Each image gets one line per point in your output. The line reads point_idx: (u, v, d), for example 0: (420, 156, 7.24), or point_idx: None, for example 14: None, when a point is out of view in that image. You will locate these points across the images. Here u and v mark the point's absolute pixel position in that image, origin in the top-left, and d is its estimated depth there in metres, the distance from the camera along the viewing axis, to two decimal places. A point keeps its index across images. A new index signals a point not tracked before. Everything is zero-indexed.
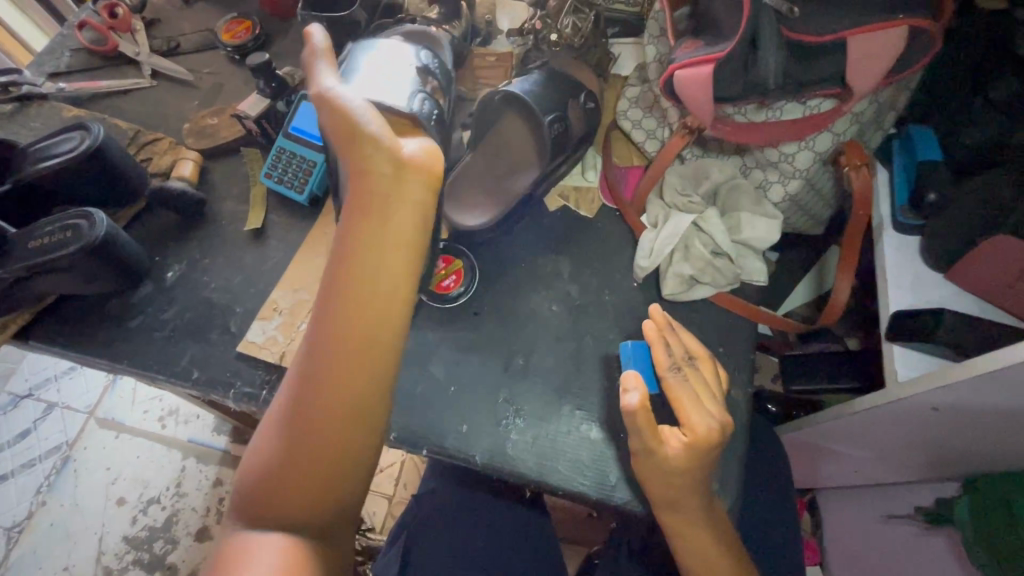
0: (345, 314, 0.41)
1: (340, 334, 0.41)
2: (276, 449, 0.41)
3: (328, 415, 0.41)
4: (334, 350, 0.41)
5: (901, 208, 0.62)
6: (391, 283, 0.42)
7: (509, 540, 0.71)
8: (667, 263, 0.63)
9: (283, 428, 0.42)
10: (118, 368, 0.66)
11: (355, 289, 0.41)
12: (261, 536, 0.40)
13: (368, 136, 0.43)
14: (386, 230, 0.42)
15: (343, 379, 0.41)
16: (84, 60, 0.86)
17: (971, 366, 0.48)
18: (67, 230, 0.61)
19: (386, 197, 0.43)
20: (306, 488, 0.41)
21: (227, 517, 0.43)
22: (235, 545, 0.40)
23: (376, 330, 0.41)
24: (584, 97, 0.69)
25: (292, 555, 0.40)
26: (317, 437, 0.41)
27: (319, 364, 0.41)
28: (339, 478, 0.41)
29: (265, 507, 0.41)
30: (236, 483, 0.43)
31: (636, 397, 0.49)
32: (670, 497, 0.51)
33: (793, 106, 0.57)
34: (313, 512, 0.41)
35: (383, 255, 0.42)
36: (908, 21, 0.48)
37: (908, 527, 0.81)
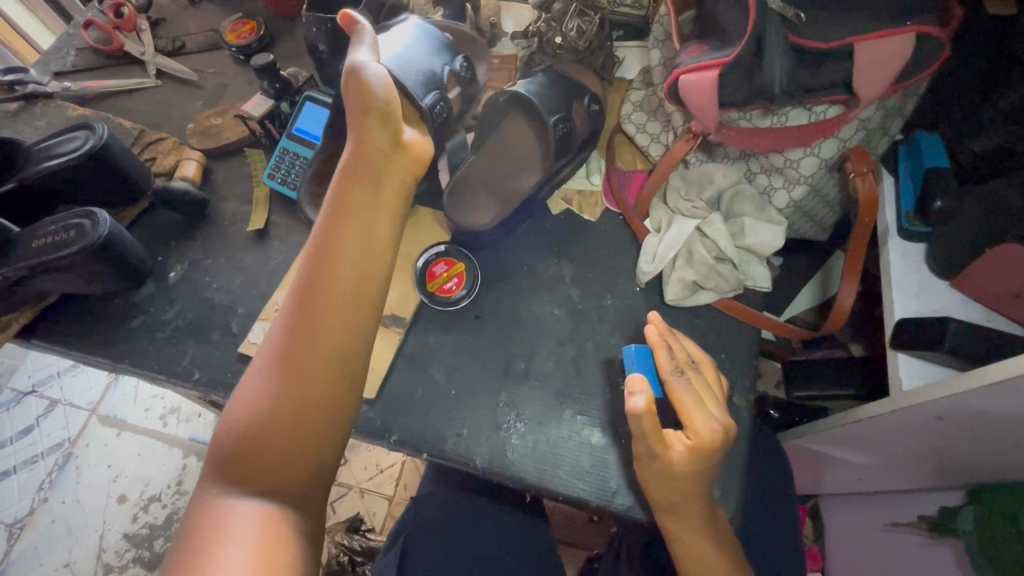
0: (335, 273, 0.43)
1: (329, 292, 0.43)
2: (257, 407, 0.41)
3: (314, 371, 0.42)
4: (321, 308, 0.43)
5: (907, 215, 0.62)
6: (379, 247, 0.45)
7: (509, 544, 0.71)
8: (670, 268, 0.63)
9: (265, 387, 0.42)
10: (120, 368, 0.66)
11: (345, 251, 0.44)
12: (242, 500, 0.39)
13: (376, 108, 0.48)
14: (377, 198, 0.46)
15: (329, 334, 0.42)
16: (90, 59, 0.86)
17: (978, 376, 0.48)
18: (70, 230, 0.61)
19: (379, 169, 0.47)
20: (288, 446, 0.41)
21: (199, 485, 0.40)
22: (211, 511, 0.39)
23: (364, 288, 0.44)
24: (588, 100, 0.68)
25: (275, 516, 0.39)
26: (301, 395, 0.41)
27: (306, 321, 0.42)
28: (321, 437, 0.42)
29: (245, 469, 0.40)
30: (212, 448, 0.41)
31: (642, 400, 0.49)
32: (672, 503, 0.51)
33: (798, 112, 0.56)
34: (295, 473, 0.41)
35: (372, 221, 0.46)
36: (914, 27, 0.48)
37: (910, 536, 0.81)
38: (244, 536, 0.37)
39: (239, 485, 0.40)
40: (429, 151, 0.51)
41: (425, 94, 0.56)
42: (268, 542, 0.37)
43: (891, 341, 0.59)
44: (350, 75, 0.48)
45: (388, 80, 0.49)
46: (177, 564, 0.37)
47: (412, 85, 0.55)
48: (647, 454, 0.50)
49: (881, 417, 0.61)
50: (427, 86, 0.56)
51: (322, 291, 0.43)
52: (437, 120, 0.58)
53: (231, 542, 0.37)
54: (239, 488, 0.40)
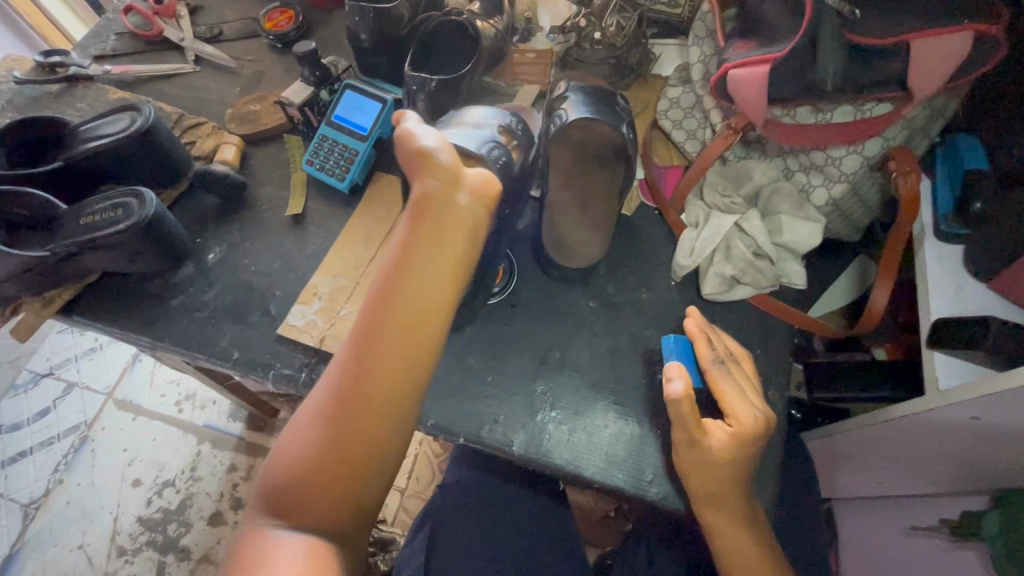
0: (389, 324, 0.42)
1: (382, 343, 0.41)
2: (306, 451, 0.41)
3: (363, 422, 0.41)
4: (372, 358, 0.41)
5: (944, 216, 0.62)
6: (436, 298, 0.43)
7: (532, 532, 0.71)
8: (708, 263, 0.63)
9: (316, 431, 0.41)
10: (158, 347, 0.67)
11: (402, 303, 0.42)
12: (284, 535, 0.40)
13: (434, 156, 0.44)
14: (437, 246, 0.43)
15: (380, 387, 0.41)
16: (128, 44, 0.87)
17: (1014, 378, 0.48)
18: (118, 208, 0.63)
19: (438, 214, 0.43)
20: (333, 491, 0.41)
21: (246, 516, 0.42)
22: (255, 543, 0.40)
23: (416, 343, 0.42)
24: (621, 102, 0.66)
25: (314, 555, 0.39)
26: (348, 444, 0.41)
27: (359, 371, 0.41)
28: (362, 484, 0.41)
29: (290, 505, 0.41)
30: (259, 486, 0.42)
31: (681, 385, 0.51)
32: (712, 490, 0.52)
33: (847, 108, 0.58)
34: (337, 516, 0.41)
35: (428, 271, 0.43)
36: (972, 26, 0.48)
37: (930, 539, 0.80)
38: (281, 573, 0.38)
39: (281, 526, 0.40)
40: (494, 186, 0.46)
41: (480, 146, 0.55)
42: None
43: (928, 341, 0.59)
44: (404, 150, 0.46)
45: (439, 138, 0.46)
46: None
47: (467, 142, 0.55)
48: (686, 440, 0.52)
49: (912, 418, 0.61)
50: (479, 139, 0.55)
51: (376, 342, 0.41)
52: (497, 168, 0.55)
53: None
54: (282, 521, 0.40)
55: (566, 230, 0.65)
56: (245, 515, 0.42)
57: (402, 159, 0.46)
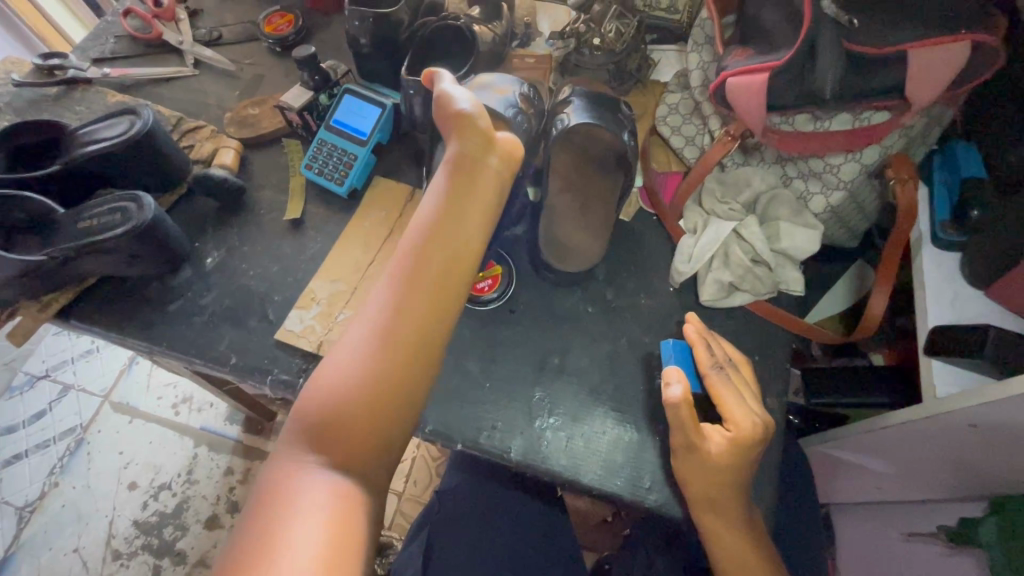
0: (427, 267, 0.48)
1: (421, 283, 0.47)
2: (344, 387, 0.44)
3: (402, 351, 0.45)
4: (412, 292, 0.47)
5: (941, 223, 0.62)
6: (467, 247, 0.49)
7: (529, 537, 0.71)
8: (707, 270, 0.63)
9: (353, 368, 0.45)
10: (155, 350, 0.66)
11: (440, 248, 0.48)
12: (319, 466, 0.42)
13: (470, 116, 0.52)
14: (470, 202, 0.50)
15: (418, 320, 0.46)
16: (128, 47, 0.87)
17: (1011, 386, 0.48)
18: (117, 213, 0.63)
19: (473, 172, 0.51)
20: (368, 424, 0.44)
21: (277, 451, 0.43)
22: (287, 479, 0.41)
23: (451, 280, 0.48)
24: (626, 108, 0.66)
25: (346, 490, 0.41)
26: (385, 379, 0.45)
27: (399, 308, 0.46)
28: (394, 419, 0.45)
29: (324, 441, 0.43)
30: (295, 418, 0.44)
31: (680, 389, 0.51)
32: (710, 497, 0.52)
33: (846, 117, 0.58)
34: (368, 452, 0.44)
35: (462, 222, 0.49)
36: (969, 36, 0.48)
37: (928, 546, 0.80)
38: (317, 504, 0.40)
39: (316, 457, 0.42)
40: (519, 149, 0.54)
41: (505, 108, 0.59)
42: (340, 512, 0.40)
43: (925, 348, 0.59)
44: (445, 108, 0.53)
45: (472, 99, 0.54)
46: (254, 520, 0.39)
47: (494, 103, 0.59)
48: (685, 446, 0.52)
49: (910, 424, 0.61)
50: (506, 102, 0.59)
51: (416, 281, 0.47)
52: (519, 132, 0.59)
53: (304, 509, 0.40)
54: (318, 452, 0.43)
55: (571, 236, 0.66)
56: (275, 451, 0.44)
57: (440, 113, 0.54)
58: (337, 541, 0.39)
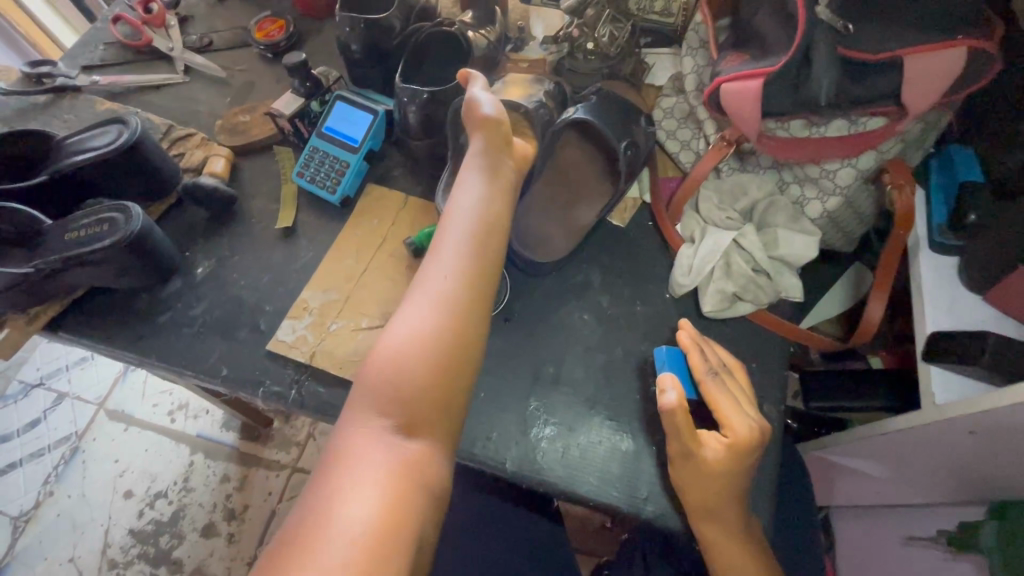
0: (465, 252, 0.49)
1: (461, 266, 0.48)
2: (393, 372, 0.45)
3: (449, 334, 0.46)
4: (451, 277, 0.48)
5: (938, 227, 0.61)
6: (499, 235, 0.52)
7: (527, 548, 0.70)
8: (707, 281, 0.62)
9: (401, 351, 0.45)
10: (145, 362, 0.66)
11: (473, 234, 0.50)
12: (372, 453, 0.42)
13: (492, 115, 0.55)
14: (497, 195, 0.53)
15: (460, 303, 0.47)
16: (117, 53, 0.86)
17: (1012, 394, 0.48)
18: (104, 223, 0.62)
19: (496, 169, 0.55)
20: (422, 410, 0.44)
21: (331, 445, 0.44)
22: (339, 467, 0.42)
23: (485, 265, 0.50)
24: (644, 122, 0.68)
25: (397, 471, 0.42)
26: (433, 360, 0.45)
27: (441, 291, 0.47)
28: (443, 399, 0.45)
29: (375, 425, 0.44)
30: (348, 412, 0.45)
31: (674, 396, 0.51)
32: (707, 508, 0.51)
33: (841, 123, 0.57)
34: (418, 433, 0.44)
35: (492, 214, 0.52)
36: (966, 41, 0.47)
37: (929, 549, 0.80)
38: (368, 485, 0.41)
39: (368, 444, 0.43)
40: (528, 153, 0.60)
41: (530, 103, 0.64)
42: (392, 492, 0.41)
43: (923, 353, 0.58)
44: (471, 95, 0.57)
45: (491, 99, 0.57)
46: (314, 508, 0.40)
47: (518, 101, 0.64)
48: (681, 455, 0.52)
49: (907, 431, 0.61)
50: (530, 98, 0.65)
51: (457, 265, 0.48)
52: (541, 123, 0.64)
53: (357, 490, 0.40)
54: (371, 440, 0.43)
55: (564, 245, 0.66)
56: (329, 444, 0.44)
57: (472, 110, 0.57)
58: (389, 520, 0.39)
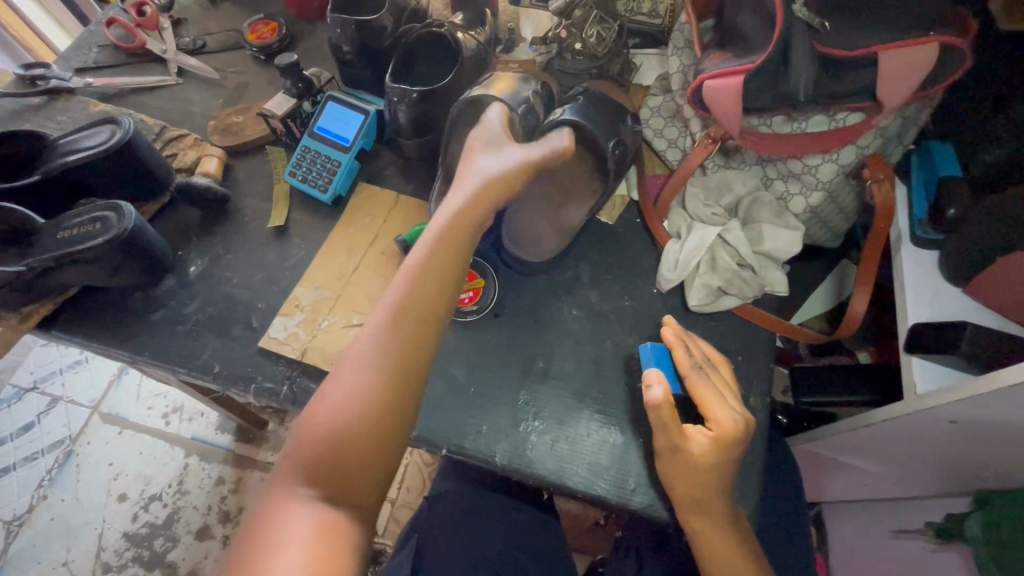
0: (407, 307, 0.48)
1: (402, 322, 0.47)
2: (342, 417, 0.44)
3: (384, 392, 0.45)
4: (391, 336, 0.47)
5: (919, 222, 0.63)
6: (447, 288, 0.50)
7: (519, 542, 0.70)
8: (692, 276, 0.63)
9: (352, 398, 0.45)
10: (138, 360, 0.66)
11: (438, 283, 0.49)
12: (297, 515, 0.40)
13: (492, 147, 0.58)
14: (450, 245, 0.52)
15: (398, 361, 0.46)
16: (111, 56, 0.87)
17: (988, 382, 0.49)
18: (96, 222, 0.63)
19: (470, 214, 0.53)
20: (353, 469, 0.43)
21: (260, 509, 0.42)
22: (262, 532, 0.40)
23: (429, 320, 0.48)
24: (631, 121, 0.69)
25: (321, 532, 0.39)
26: (382, 412, 0.45)
27: (398, 342, 0.47)
28: (389, 451, 0.45)
29: (306, 484, 0.42)
30: (280, 477, 0.44)
31: (660, 391, 0.52)
32: (693, 497, 0.52)
33: (820, 118, 0.58)
34: (361, 477, 0.43)
35: (441, 265, 0.51)
36: (938, 37, 0.49)
37: (917, 541, 0.81)
38: (301, 531, 0.39)
39: (295, 506, 0.41)
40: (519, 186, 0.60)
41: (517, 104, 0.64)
42: (320, 546, 0.39)
43: (905, 346, 0.59)
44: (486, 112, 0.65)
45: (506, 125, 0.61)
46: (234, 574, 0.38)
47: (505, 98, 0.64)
48: (667, 448, 0.52)
49: (890, 422, 0.62)
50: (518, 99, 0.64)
51: (400, 320, 0.47)
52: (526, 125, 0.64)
53: (292, 538, 0.39)
54: (297, 501, 0.41)
55: (553, 242, 0.67)
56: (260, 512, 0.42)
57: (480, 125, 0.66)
58: None
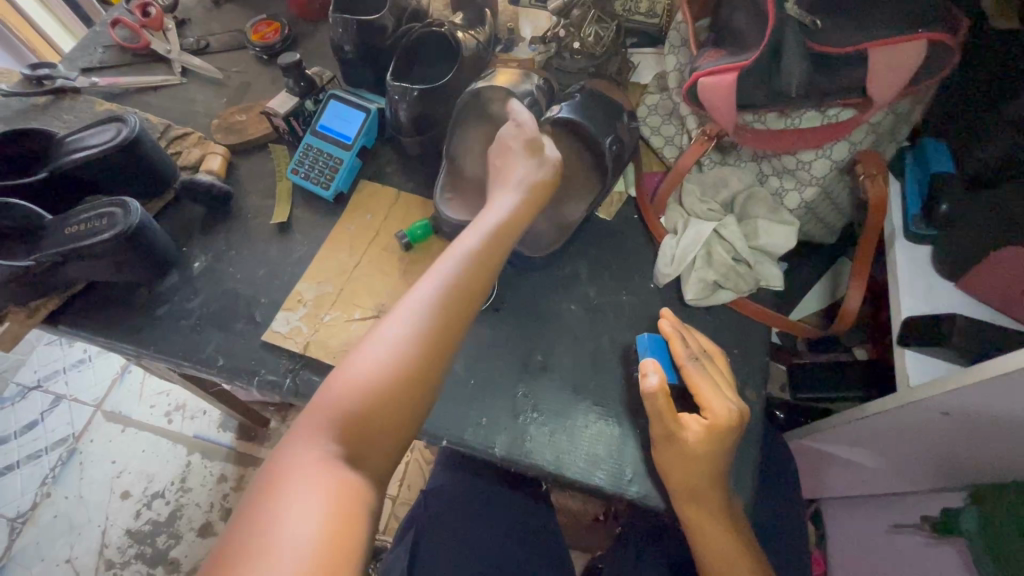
0: (448, 291, 0.50)
1: (443, 305, 0.49)
2: (379, 378, 0.46)
3: (421, 370, 0.47)
4: (433, 316, 0.49)
5: (912, 217, 0.63)
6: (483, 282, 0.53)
7: (518, 535, 0.71)
8: (689, 270, 0.64)
9: (391, 361, 0.47)
10: (143, 355, 0.67)
11: (483, 272, 0.53)
12: (320, 475, 0.41)
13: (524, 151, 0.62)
14: (486, 238, 0.54)
15: (437, 342, 0.48)
16: (116, 56, 0.88)
17: (977, 372, 0.50)
18: (104, 218, 0.64)
19: (516, 214, 0.57)
20: (376, 435, 0.45)
21: (278, 463, 0.43)
22: (282, 481, 0.41)
23: (466, 308, 0.51)
24: (627, 118, 0.70)
25: (344, 494, 0.41)
26: (415, 388, 0.47)
27: (440, 322, 0.49)
28: (408, 429, 0.47)
29: (332, 446, 0.44)
30: (302, 434, 0.44)
31: (656, 380, 0.53)
32: (689, 487, 0.53)
33: (813, 114, 0.59)
34: (382, 447, 0.46)
35: (481, 257, 0.53)
36: (927, 34, 0.50)
37: (915, 535, 0.81)
38: (323, 488, 0.41)
39: (321, 466, 0.42)
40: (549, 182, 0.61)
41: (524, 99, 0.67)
42: (342, 505, 0.40)
43: (899, 338, 0.60)
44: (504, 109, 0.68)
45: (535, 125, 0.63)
46: (251, 519, 0.39)
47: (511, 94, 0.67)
48: (663, 435, 0.53)
49: (885, 414, 0.62)
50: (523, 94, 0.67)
51: (444, 304, 0.50)
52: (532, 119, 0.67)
53: (317, 493, 0.40)
54: (320, 461, 0.42)
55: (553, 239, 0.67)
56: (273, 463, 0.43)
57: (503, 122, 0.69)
58: (327, 541, 0.38)
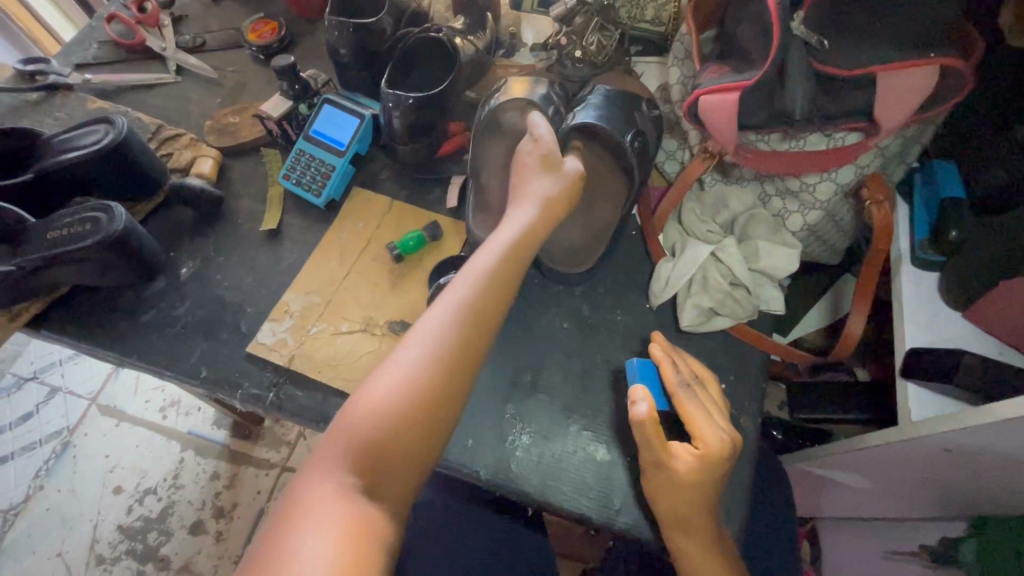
0: (463, 312, 0.48)
1: (458, 329, 0.47)
2: (394, 404, 0.44)
3: (435, 397, 0.45)
4: (447, 340, 0.46)
5: (920, 243, 0.61)
6: (498, 303, 0.50)
7: (505, 555, 0.70)
8: (685, 294, 0.62)
9: (407, 387, 0.45)
10: (126, 361, 0.66)
11: (500, 294, 0.50)
12: (331, 511, 0.39)
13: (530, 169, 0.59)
14: (504, 256, 0.52)
15: (453, 366, 0.46)
16: (110, 52, 0.87)
17: (984, 414, 0.47)
18: (86, 223, 0.62)
19: (534, 231, 0.54)
20: (391, 467, 0.43)
21: (291, 498, 0.41)
22: (294, 517, 0.39)
23: (482, 331, 0.48)
24: (646, 107, 0.66)
25: (355, 530, 0.39)
26: (430, 416, 0.45)
27: (455, 345, 0.47)
28: (426, 458, 0.45)
29: (345, 478, 0.42)
30: (316, 467, 0.42)
31: (645, 407, 0.51)
32: (678, 518, 0.51)
33: (817, 137, 0.57)
34: (398, 480, 0.43)
35: (497, 277, 0.50)
36: (938, 60, 0.47)
37: (912, 564, 0.79)
38: (335, 524, 0.39)
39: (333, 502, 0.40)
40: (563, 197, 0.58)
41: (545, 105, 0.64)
42: (354, 543, 0.38)
43: (902, 370, 0.58)
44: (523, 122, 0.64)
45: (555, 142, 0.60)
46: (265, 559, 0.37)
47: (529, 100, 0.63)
48: (653, 465, 0.52)
49: (886, 446, 0.60)
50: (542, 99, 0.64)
51: (458, 326, 0.47)
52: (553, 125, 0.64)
53: (328, 529, 0.38)
54: (331, 495, 0.40)
55: (586, 252, 0.66)
56: (289, 497, 0.41)
57: (522, 133, 0.65)
58: None
